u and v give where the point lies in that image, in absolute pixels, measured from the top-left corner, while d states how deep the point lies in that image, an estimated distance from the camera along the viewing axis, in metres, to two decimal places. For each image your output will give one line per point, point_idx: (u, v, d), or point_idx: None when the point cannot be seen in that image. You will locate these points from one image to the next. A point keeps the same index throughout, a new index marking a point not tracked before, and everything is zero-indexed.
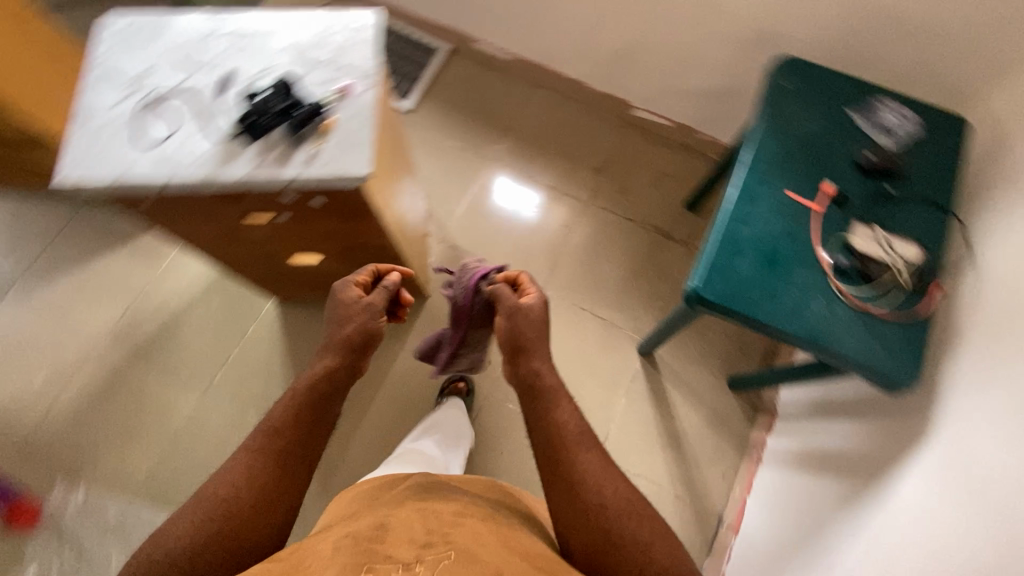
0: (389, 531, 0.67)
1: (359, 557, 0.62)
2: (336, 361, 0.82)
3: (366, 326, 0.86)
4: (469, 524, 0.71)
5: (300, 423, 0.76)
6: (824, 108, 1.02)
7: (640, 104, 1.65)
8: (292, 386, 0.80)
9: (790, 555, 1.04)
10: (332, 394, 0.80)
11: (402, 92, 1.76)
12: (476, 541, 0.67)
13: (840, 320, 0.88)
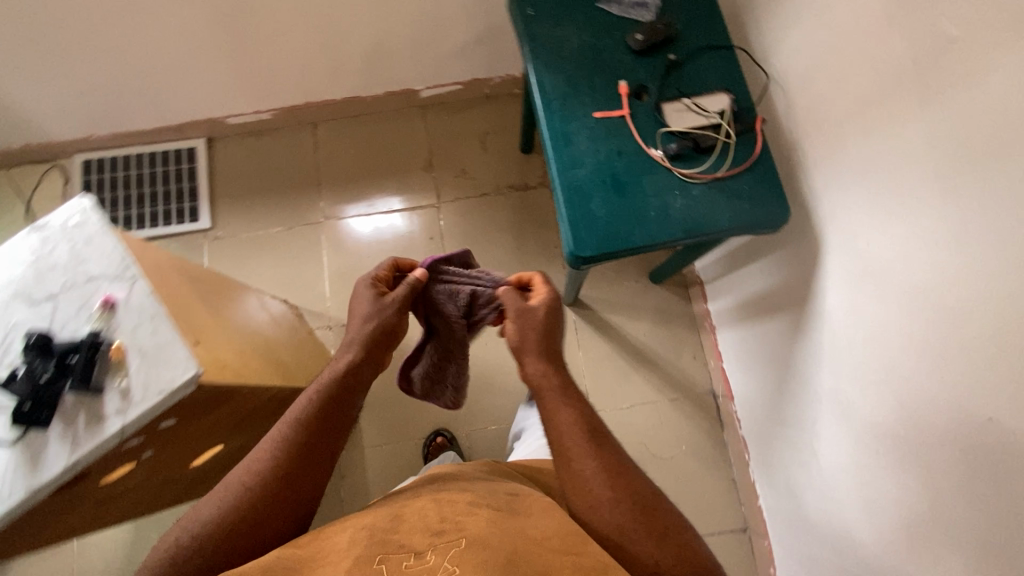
0: (407, 523, 0.68)
1: (375, 544, 0.64)
2: (331, 399, 0.79)
3: (353, 365, 0.82)
4: (481, 506, 0.70)
5: (306, 437, 0.76)
6: (577, 15, 0.99)
7: (422, 85, 1.56)
8: (290, 416, 0.77)
9: (783, 395, 1.12)
10: (332, 421, 0.78)
11: (189, 212, 1.54)
12: (484, 515, 0.67)
13: (705, 202, 0.89)
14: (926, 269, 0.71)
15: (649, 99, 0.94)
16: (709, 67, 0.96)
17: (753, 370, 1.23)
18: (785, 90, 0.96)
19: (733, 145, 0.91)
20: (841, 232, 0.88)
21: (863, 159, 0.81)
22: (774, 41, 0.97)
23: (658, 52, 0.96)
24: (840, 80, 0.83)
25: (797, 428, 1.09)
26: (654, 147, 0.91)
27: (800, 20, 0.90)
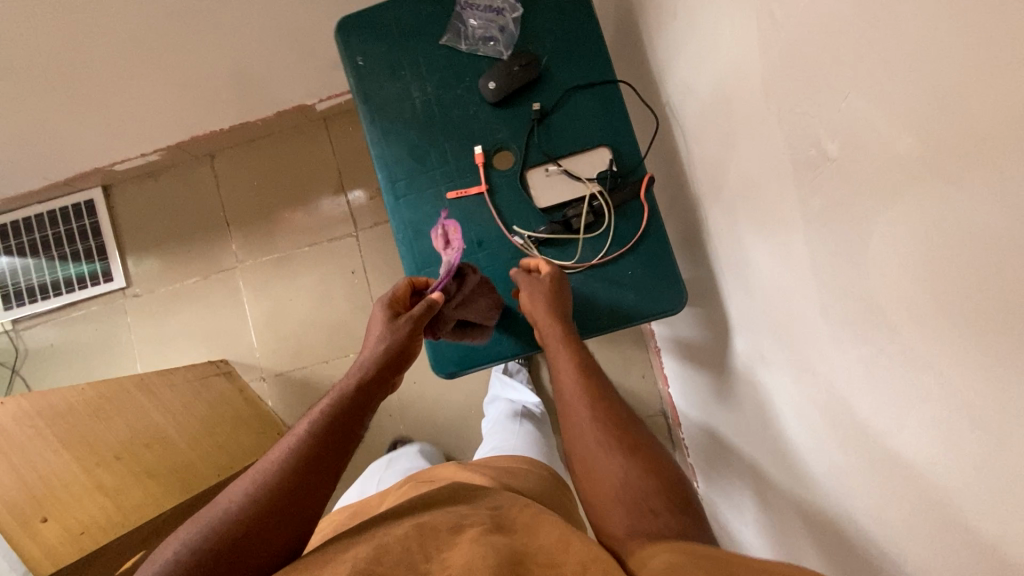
0: (390, 553, 0.52)
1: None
2: (337, 411, 0.62)
3: (362, 381, 0.66)
4: (472, 527, 0.55)
5: (308, 463, 0.58)
6: (418, 60, 0.79)
7: (313, 99, 1.36)
8: (296, 431, 0.61)
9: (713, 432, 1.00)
10: (341, 438, 0.61)
11: (102, 271, 1.47)
12: (484, 537, 0.53)
13: (581, 294, 0.76)
14: (811, 390, 0.58)
15: (511, 167, 0.78)
16: (584, 113, 0.77)
17: (689, 388, 1.11)
18: (681, 131, 0.77)
19: (612, 221, 0.75)
20: (742, 312, 0.73)
21: (752, 247, 0.65)
22: (665, 65, 0.76)
23: (519, 101, 0.77)
24: (726, 144, 0.65)
25: (726, 479, 0.97)
26: (518, 233, 0.77)
27: (685, 50, 0.69)
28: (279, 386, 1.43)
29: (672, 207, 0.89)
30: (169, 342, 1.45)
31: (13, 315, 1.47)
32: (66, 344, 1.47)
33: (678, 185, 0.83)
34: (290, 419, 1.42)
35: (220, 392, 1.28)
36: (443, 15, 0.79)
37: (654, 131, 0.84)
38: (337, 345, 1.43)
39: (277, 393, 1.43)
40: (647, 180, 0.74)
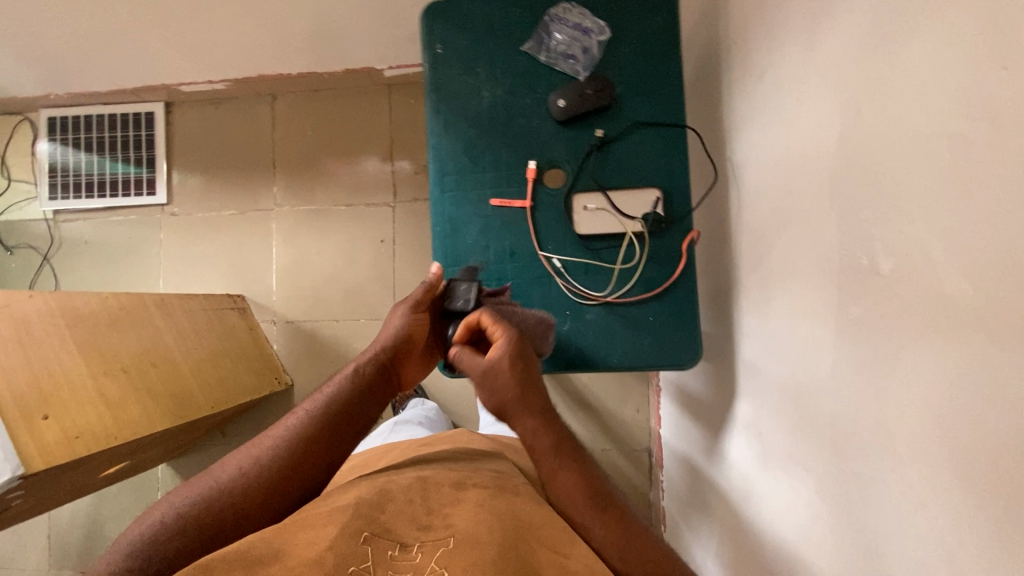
0: (393, 506, 0.57)
1: (356, 519, 0.53)
2: (339, 400, 0.66)
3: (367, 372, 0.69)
4: (472, 494, 0.60)
5: (305, 453, 0.63)
6: (494, 60, 0.79)
7: (383, 65, 1.36)
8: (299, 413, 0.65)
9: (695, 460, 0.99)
10: (340, 436, 0.65)
11: (147, 183, 1.50)
12: (481, 505, 0.58)
13: (597, 329, 0.75)
14: (805, 466, 0.58)
15: (559, 187, 0.77)
16: (645, 150, 0.76)
17: (680, 421, 1.10)
18: (738, 191, 0.75)
19: (645, 265, 0.75)
20: (752, 380, 0.72)
21: (778, 323, 0.64)
22: (740, 122, 0.74)
23: (585, 123, 0.77)
24: (780, 220, 0.63)
25: (696, 511, 0.98)
26: (550, 254, 0.77)
27: (764, 115, 0.67)
28: (288, 332, 1.46)
29: (710, 263, 0.87)
30: (194, 266, 1.49)
31: (56, 207, 1.52)
32: (99, 244, 1.52)
33: (721, 243, 0.82)
34: (291, 367, 1.45)
35: (231, 326, 1.32)
36: (529, 19, 0.78)
37: (710, 183, 0.82)
38: (350, 306, 1.45)
39: (284, 339, 1.46)
40: (690, 234, 0.74)
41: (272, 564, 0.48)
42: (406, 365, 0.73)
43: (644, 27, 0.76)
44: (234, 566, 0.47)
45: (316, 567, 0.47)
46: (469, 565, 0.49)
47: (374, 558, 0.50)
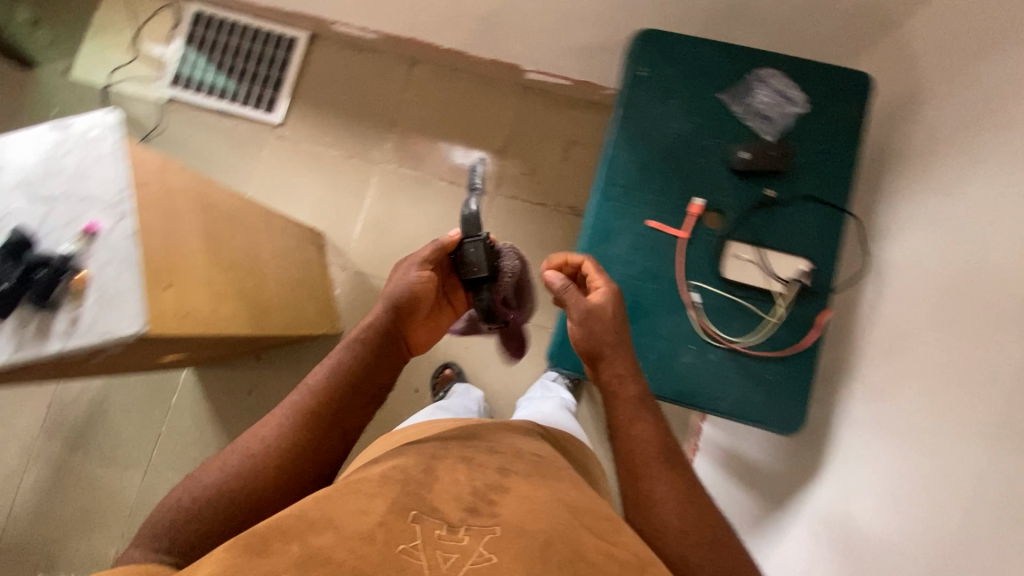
0: (440, 481, 0.54)
1: (405, 496, 0.51)
2: (348, 374, 0.73)
3: (375, 347, 0.76)
4: (517, 483, 0.57)
5: (316, 431, 0.68)
6: (690, 98, 0.84)
7: (530, 66, 1.42)
8: (306, 394, 0.71)
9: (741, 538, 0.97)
10: (349, 400, 0.72)
11: (268, 102, 1.54)
12: (529, 493, 0.55)
13: (715, 370, 0.78)
14: (890, 532, 0.65)
15: (716, 229, 0.81)
16: (806, 222, 0.80)
17: (721, 492, 1.09)
18: (875, 286, 0.81)
19: (777, 327, 0.78)
20: (840, 452, 0.78)
21: (897, 408, 0.70)
22: (897, 226, 0.80)
23: (758, 180, 0.81)
24: (927, 322, 0.69)
25: None
26: (690, 287, 0.80)
27: (932, 227, 0.73)
28: (353, 282, 1.47)
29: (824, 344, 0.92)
30: (285, 191, 1.51)
31: (173, 94, 1.56)
32: (200, 142, 1.55)
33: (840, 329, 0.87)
34: (344, 316, 1.45)
35: (310, 258, 1.33)
36: (734, 73, 0.84)
37: (852, 273, 0.87)
38: None
39: (347, 287, 1.47)
40: (826, 312, 0.77)
41: (324, 533, 0.46)
42: (414, 323, 0.81)
43: (837, 113, 0.82)
44: (288, 536, 0.46)
45: (370, 543, 0.46)
46: (516, 559, 0.47)
47: (423, 535, 0.48)
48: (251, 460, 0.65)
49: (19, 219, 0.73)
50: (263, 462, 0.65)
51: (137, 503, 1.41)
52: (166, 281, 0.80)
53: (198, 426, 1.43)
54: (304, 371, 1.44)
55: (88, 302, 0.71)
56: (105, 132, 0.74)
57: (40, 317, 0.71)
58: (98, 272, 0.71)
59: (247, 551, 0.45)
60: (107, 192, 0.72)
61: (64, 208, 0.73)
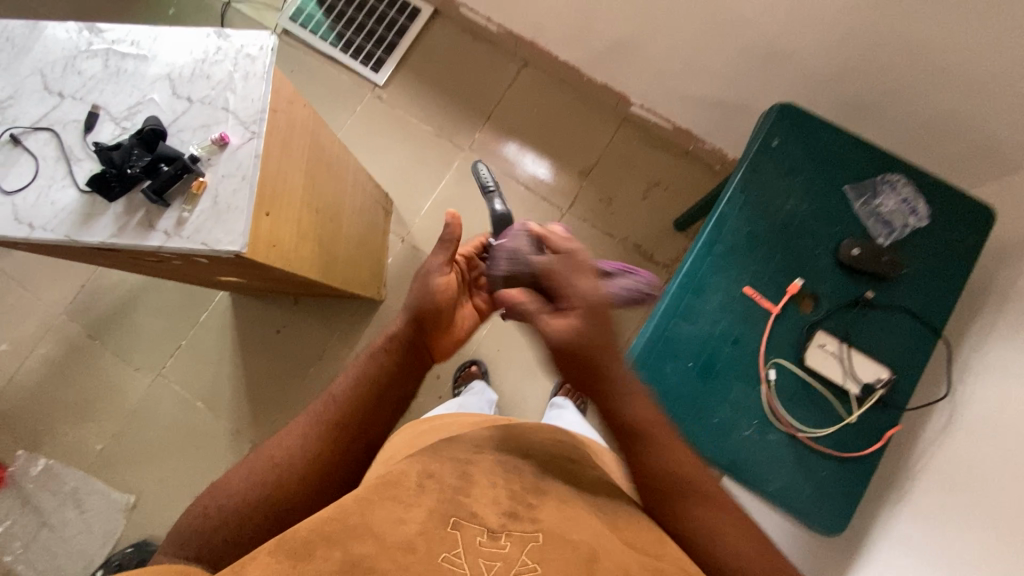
0: (477, 485, 0.54)
1: (442, 504, 0.51)
2: (376, 383, 0.72)
3: (400, 355, 0.75)
4: (556, 491, 0.56)
5: (336, 442, 0.68)
6: (814, 181, 0.84)
7: (638, 100, 1.42)
8: (327, 405, 0.71)
9: None
10: (376, 408, 0.71)
11: (375, 61, 1.56)
12: (562, 505, 0.55)
13: (772, 452, 0.78)
14: None
15: (807, 314, 0.81)
16: (899, 333, 0.80)
17: None
18: (948, 418, 0.81)
19: (843, 426, 0.78)
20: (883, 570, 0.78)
21: (957, 538, 0.70)
22: (982, 363, 0.81)
23: (862, 279, 0.81)
24: (1001, 459, 0.70)
25: None
26: (769, 363, 0.79)
27: (1022, 373, 0.74)
28: (407, 256, 1.47)
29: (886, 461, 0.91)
30: (367, 151, 1.53)
31: (290, 27, 1.58)
32: (301, 80, 1.57)
33: (905, 449, 0.87)
34: (389, 285, 1.45)
35: (375, 223, 1.32)
36: (863, 168, 0.84)
37: (929, 398, 0.87)
38: None
39: (400, 258, 1.46)
40: (895, 427, 0.77)
41: (368, 540, 0.47)
42: (443, 327, 0.79)
43: (955, 238, 0.82)
44: (333, 541, 0.48)
45: (412, 554, 0.47)
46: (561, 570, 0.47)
47: (464, 541, 0.48)
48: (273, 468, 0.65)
49: (158, 112, 0.75)
50: (286, 471, 0.65)
51: (137, 407, 1.41)
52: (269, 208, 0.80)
53: (219, 349, 1.43)
54: (335, 328, 1.43)
55: (199, 208, 0.71)
56: (259, 51, 0.75)
57: (148, 210, 0.72)
58: (216, 183, 0.72)
59: (293, 557, 0.47)
60: (245, 109, 0.74)
61: (201, 113, 0.74)
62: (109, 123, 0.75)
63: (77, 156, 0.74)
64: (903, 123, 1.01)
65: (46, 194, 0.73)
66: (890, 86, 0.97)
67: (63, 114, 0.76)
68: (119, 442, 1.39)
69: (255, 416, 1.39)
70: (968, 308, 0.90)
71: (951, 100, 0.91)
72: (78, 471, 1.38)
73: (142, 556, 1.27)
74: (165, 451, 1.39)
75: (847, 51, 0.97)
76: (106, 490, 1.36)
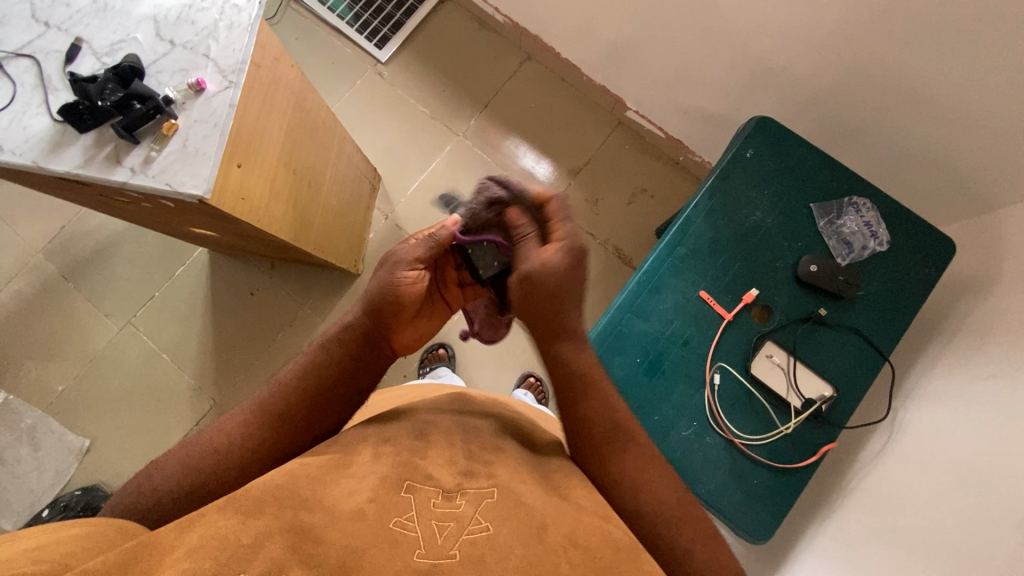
0: (433, 446, 0.53)
1: (396, 469, 0.49)
2: (328, 370, 0.65)
3: (352, 348, 0.66)
4: (511, 450, 0.56)
5: (278, 431, 0.61)
6: (782, 196, 0.86)
7: (633, 106, 1.43)
8: (281, 383, 0.65)
9: None
10: (328, 392, 0.64)
11: (381, 38, 1.58)
12: (521, 473, 0.52)
13: (708, 455, 0.79)
14: None
15: (759, 324, 0.82)
16: (846, 353, 0.81)
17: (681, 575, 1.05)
18: (885, 445, 0.83)
19: (780, 437, 0.79)
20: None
21: (876, 557, 0.71)
22: (926, 391, 0.82)
23: (818, 296, 0.82)
24: (936, 481, 0.70)
25: None
26: (715, 367, 0.81)
27: (962, 402, 0.75)
28: (389, 233, 1.47)
29: (822, 480, 0.93)
30: (362, 125, 1.54)
31: None
32: (305, 49, 1.58)
33: (842, 472, 0.88)
34: (368, 260, 1.45)
35: (359, 195, 1.32)
36: (828, 189, 0.86)
37: (871, 420, 0.89)
38: None
39: (382, 234, 1.47)
40: (831, 444, 0.78)
41: (318, 512, 0.43)
42: (401, 327, 0.70)
43: (913, 267, 0.83)
44: (283, 504, 0.44)
45: (361, 521, 0.43)
46: (512, 534, 0.44)
47: (417, 505, 0.45)
48: (226, 441, 0.60)
49: (140, 52, 0.76)
50: (237, 446, 0.60)
51: (103, 353, 1.41)
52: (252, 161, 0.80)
53: (191, 305, 1.44)
54: (310, 296, 1.43)
55: (165, 149, 0.72)
56: (247, 5, 0.77)
57: (117, 146, 0.73)
58: (186, 127, 0.72)
59: (243, 512, 0.42)
60: (226, 59, 0.75)
61: (183, 57, 0.76)
62: (92, 54, 0.76)
63: (53, 84, 0.76)
64: (880, 151, 1.03)
65: (16, 116, 0.74)
66: (871, 113, 0.99)
67: (48, 43, 0.77)
68: (81, 386, 1.39)
69: (219, 375, 1.39)
70: (920, 339, 0.91)
71: (926, 132, 0.93)
72: (36, 409, 1.37)
73: (89, 501, 1.27)
74: (125, 400, 1.39)
75: (832, 74, 0.98)
76: (62, 431, 1.36)
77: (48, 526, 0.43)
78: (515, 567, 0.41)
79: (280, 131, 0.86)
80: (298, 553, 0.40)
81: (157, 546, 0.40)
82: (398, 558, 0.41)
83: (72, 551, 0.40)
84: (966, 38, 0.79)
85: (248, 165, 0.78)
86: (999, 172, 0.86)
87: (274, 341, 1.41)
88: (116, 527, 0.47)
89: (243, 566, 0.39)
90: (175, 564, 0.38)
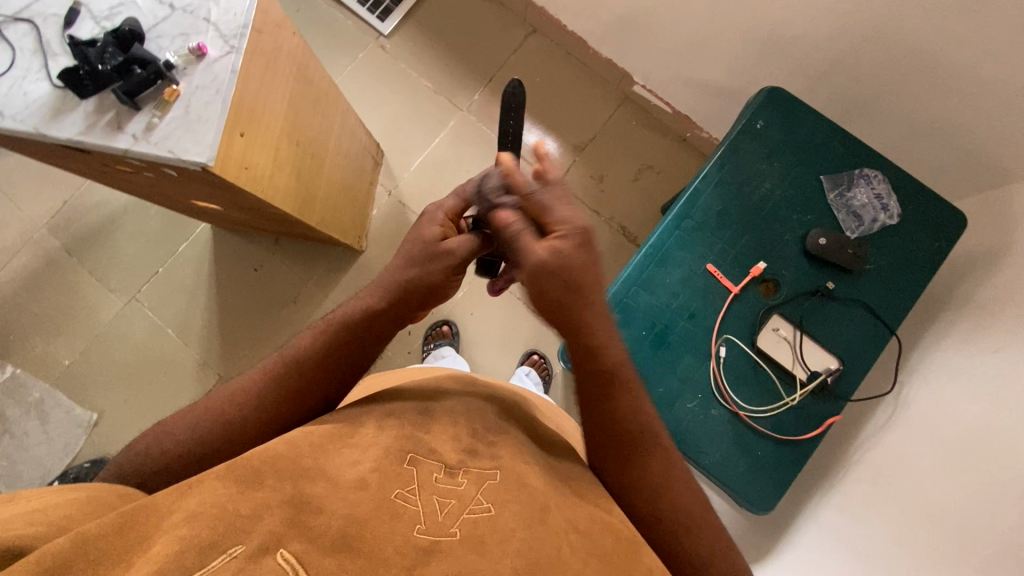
0: (436, 423, 0.51)
1: (399, 442, 0.46)
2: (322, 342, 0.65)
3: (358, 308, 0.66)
4: (515, 430, 0.54)
5: None
6: (791, 167, 0.84)
7: (641, 80, 1.41)
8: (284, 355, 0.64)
9: None
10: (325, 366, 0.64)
11: (383, 11, 1.55)
12: (523, 453, 0.50)
13: (712, 426, 0.79)
14: None
15: (767, 297, 0.82)
16: (852, 326, 0.81)
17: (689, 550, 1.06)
18: (889, 417, 0.83)
19: (785, 409, 0.79)
20: (800, 552, 0.82)
21: (881, 533, 0.71)
22: (930, 368, 0.82)
23: (827, 268, 0.82)
24: (942, 459, 0.70)
25: None
26: (721, 339, 0.81)
27: (970, 378, 0.74)
28: (393, 211, 1.46)
29: (825, 454, 0.93)
30: (365, 99, 1.52)
31: None
32: (307, 22, 1.55)
33: (846, 447, 0.88)
34: (371, 237, 1.45)
35: (362, 170, 1.31)
36: (839, 162, 0.84)
37: (877, 394, 0.89)
38: None
39: (385, 210, 1.46)
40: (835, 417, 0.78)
41: (319, 482, 0.41)
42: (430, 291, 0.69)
43: (923, 241, 0.81)
44: (283, 475, 0.41)
45: (363, 492, 0.41)
46: (514, 516, 0.42)
47: (419, 479, 0.43)
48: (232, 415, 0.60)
49: (141, 17, 0.75)
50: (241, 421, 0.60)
51: (107, 329, 1.41)
52: (257, 131, 0.78)
53: (195, 281, 1.44)
54: (313, 272, 1.43)
55: (165, 114, 0.71)
56: None
57: (118, 113, 0.72)
58: (187, 95, 0.71)
59: (242, 483, 0.40)
60: (226, 24, 0.73)
61: (185, 22, 0.75)
62: (92, 19, 0.75)
63: (50, 46, 0.75)
64: (892, 126, 1.01)
65: (15, 82, 0.73)
66: (883, 87, 0.97)
67: (48, 9, 0.76)
68: (86, 361, 1.40)
69: (224, 351, 1.40)
70: (927, 316, 0.91)
71: (940, 106, 0.91)
72: (44, 382, 1.39)
73: (98, 472, 1.28)
74: (131, 374, 1.40)
75: (844, 46, 0.96)
76: (70, 405, 1.37)
77: (48, 490, 0.42)
78: (516, 550, 0.39)
79: (283, 98, 0.84)
80: (297, 526, 0.38)
81: (155, 509, 0.38)
82: (395, 532, 0.39)
83: (72, 514, 0.39)
84: (981, 10, 0.77)
85: (252, 136, 0.77)
86: (1012, 145, 0.84)
87: (278, 317, 1.41)
88: (116, 493, 0.46)
89: (242, 538, 0.37)
90: (172, 532, 0.36)
